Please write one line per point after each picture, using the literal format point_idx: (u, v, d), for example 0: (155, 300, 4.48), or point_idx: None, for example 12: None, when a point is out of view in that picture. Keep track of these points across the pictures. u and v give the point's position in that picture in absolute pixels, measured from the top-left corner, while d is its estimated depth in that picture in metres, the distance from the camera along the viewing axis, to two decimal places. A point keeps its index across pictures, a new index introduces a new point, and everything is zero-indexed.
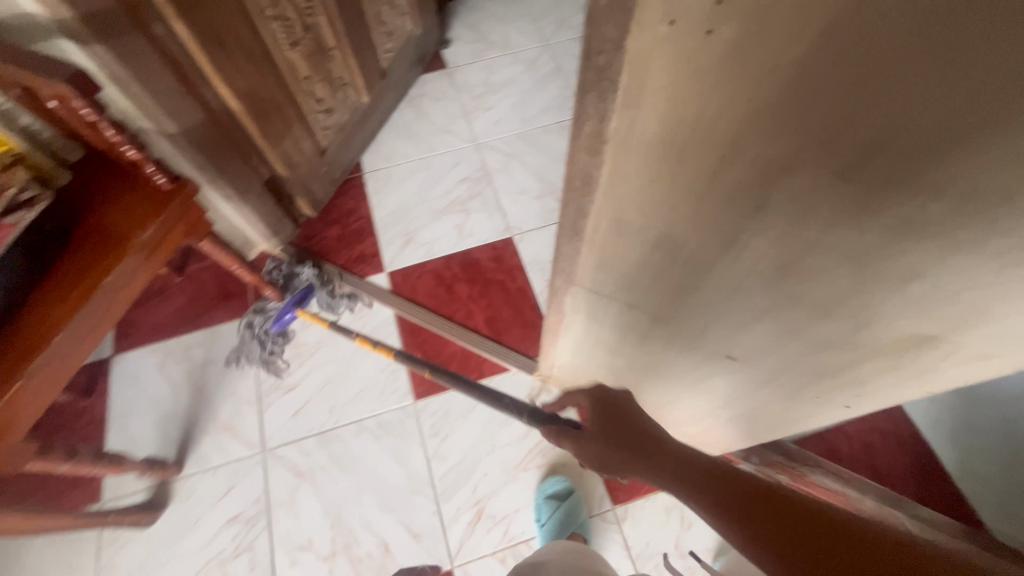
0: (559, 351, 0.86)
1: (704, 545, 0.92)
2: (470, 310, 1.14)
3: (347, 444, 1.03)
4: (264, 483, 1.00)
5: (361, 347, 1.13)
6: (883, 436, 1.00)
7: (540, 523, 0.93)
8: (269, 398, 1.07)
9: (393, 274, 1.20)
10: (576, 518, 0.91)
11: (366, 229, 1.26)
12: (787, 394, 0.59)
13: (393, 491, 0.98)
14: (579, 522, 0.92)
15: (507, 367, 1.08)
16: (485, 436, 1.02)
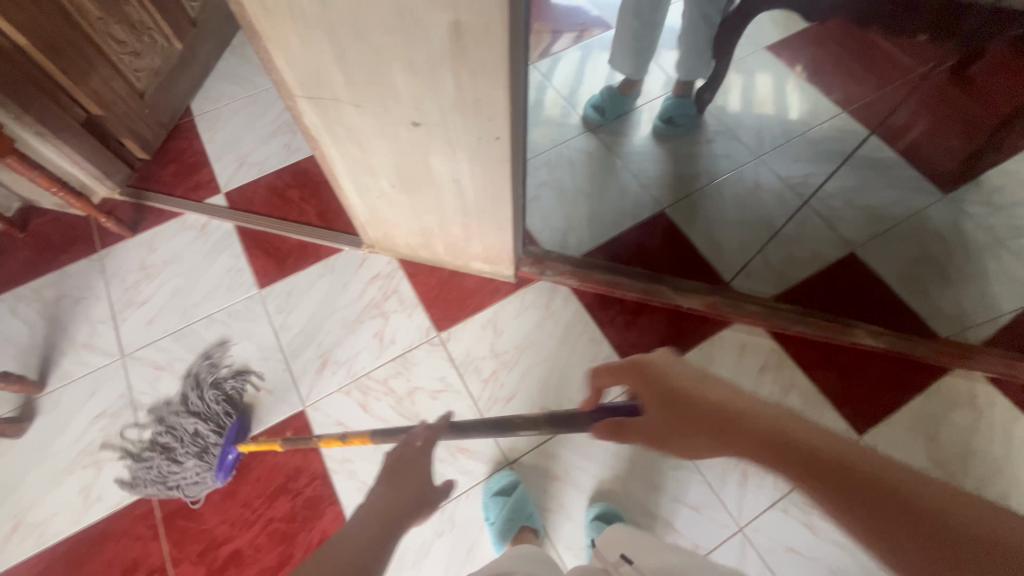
0: (352, 200, 1.01)
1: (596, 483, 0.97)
2: (303, 209, 1.27)
3: (200, 335, 1.14)
4: (127, 381, 1.09)
5: (205, 257, 1.23)
6: (654, 238, 1.22)
7: (490, 521, 0.92)
8: (123, 314, 1.17)
9: (229, 194, 1.31)
10: (526, 512, 0.91)
11: (200, 162, 1.36)
12: (471, 151, 0.76)
13: (246, 362, 1.10)
14: (528, 515, 0.92)
15: (339, 247, 1.22)
16: (324, 304, 1.16)
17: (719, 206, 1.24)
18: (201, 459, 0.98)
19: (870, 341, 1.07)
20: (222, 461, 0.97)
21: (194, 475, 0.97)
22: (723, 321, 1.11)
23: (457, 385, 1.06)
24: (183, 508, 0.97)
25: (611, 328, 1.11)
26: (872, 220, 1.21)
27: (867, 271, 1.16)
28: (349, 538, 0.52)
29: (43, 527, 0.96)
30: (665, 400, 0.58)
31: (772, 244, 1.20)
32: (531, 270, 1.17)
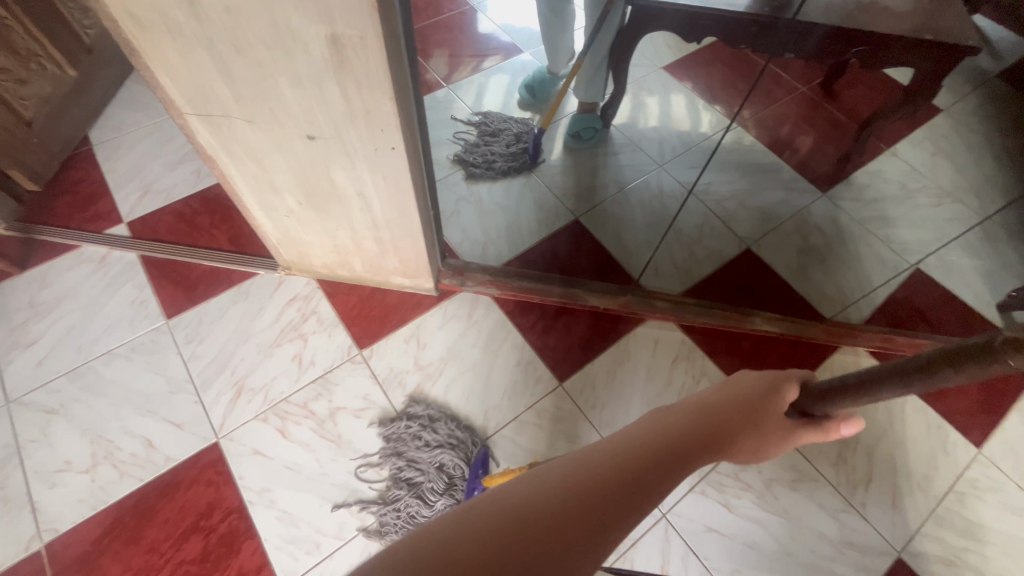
0: (260, 221, 0.99)
1: None
2: (214, 234, 1.24)
3: (99, 372, 1.06)
4: (12, 429, 1.00)
5: (105, 290, 1.16)
6: (569, 245, 1.27)
7: None
8: (8, 357, 1.07)
9: (132, 223, 1.25)
10: None
11: (99, 192, 1.29)
12: (369, 162, 0.78)
13: (152, 397, 1.04)
14: None
15: (254, 272, 1.19)
16: (239, 330, 1.12)
17: (627, 212, 1.32)
18: (450, 496, 0.96)
19: (766, 326, 1.17)
20: (467, 497, 0.96)
21: (406, 518, 0.94)
22: (637, 318, 1.17)
23: (382, 402, 1.05)
24: (79, 561, 0.89)
25: (532, 332, 1.14)
26: (762, 220, 1.33)
27: (762, 264, 1.27)
28: (525, 503, 0.37)
29: None
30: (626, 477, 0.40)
31: (678, 245, 1.28)
32: (452, 282, 1.19)
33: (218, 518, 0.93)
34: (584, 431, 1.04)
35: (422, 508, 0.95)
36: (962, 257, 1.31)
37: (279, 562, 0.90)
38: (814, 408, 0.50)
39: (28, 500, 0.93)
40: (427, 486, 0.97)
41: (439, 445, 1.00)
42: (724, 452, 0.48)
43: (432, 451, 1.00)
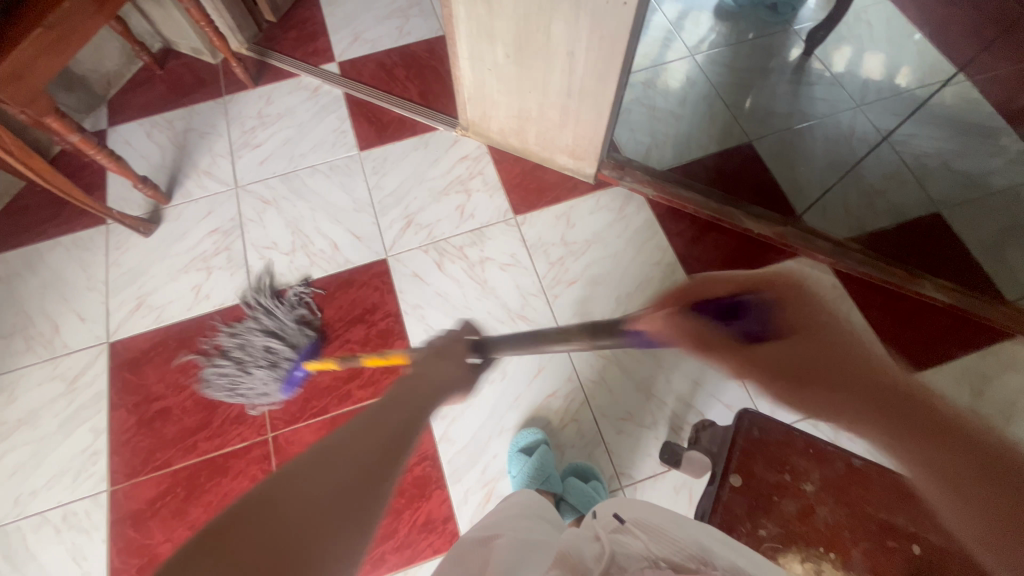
0: (462, 70, 1.08)
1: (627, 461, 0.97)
2: (407, 87, 1.36)
3: (304, 181, 1.26)
4: (237, 207, 1.23)
5: (315, 115, 1.35)
6: (736, 166, 1.24)
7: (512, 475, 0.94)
8: (240, 152, 1.30)
9: (343, 64, 1.41)
10: (543, 473, 0.91)
11: (320, 32, 1.46)
12: (594, 16, 0.82)
13: (340, 210, 1.22)
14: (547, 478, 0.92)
15: (435, 126, 1.31)
16: (415, 174, 1.26)
17: (806, 146, 1.25)
18: (272, 370, 1.03)
19: (934, 294, 1.07)
20: (291, 377, 1.04)
21: (232, 384, 1.03)
22: (790, 252, 1.13)
23: (526, 263, 1.14)
24: (276, 317, 1.11)
25: (679, 239, 1.15)
26: (964, 186, 1.19)
27: (949, 232, 1.15)
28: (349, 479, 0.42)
29: (159, 310, 1.13)
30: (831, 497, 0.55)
31: (855, 192, 1.20)
32: (611, 174, 1.22)
33: (379, 316, 1.10)
34: None
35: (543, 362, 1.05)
36: None
37: None
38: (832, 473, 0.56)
39: (245, 264, 1.17)
40: (259, 364, 1.04)
41: (278, 323, 1.08)
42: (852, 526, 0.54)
43: (266, 335, 1.06)
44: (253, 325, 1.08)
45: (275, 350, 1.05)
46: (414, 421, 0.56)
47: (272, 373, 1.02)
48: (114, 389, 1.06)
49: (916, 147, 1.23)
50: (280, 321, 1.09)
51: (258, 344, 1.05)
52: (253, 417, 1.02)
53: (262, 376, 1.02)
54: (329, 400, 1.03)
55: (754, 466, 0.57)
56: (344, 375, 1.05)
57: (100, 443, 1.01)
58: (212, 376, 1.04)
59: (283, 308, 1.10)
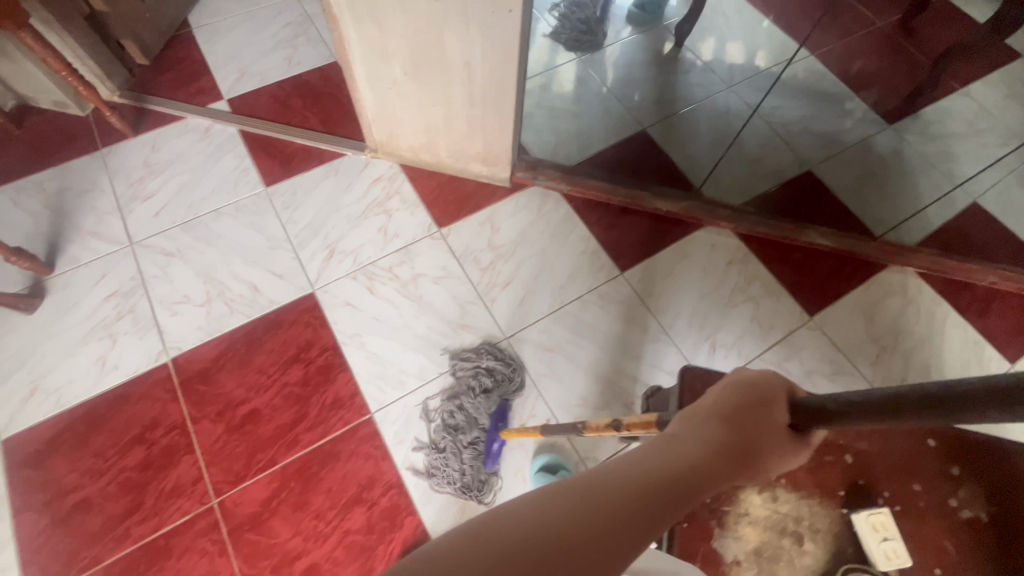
0: (362, 92, 1.08)
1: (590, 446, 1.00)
2: (306, 116, 1.32)
3: (209, 226, 1.18)
4: (136, 265, 1.13)
5: (211, 157, 1.27)
6: (637, 153, 1.33)
7: None
8: (130, 206, 1.20)
9: (232, 100, 1.35)
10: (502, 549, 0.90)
11: (201, 71, 1.39)
12: (483, 26, 0.85)
13: (255, 250, 1.16)
14: None
15: (342, 152, 1.28)
16: (329, 202, 1.23)
17: (694, 127, 1.37)
18: (474, 450, 0.98)
19: (821, 241, 1.21)
20: (492, 451, 0.98)
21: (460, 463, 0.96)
22: (697, 223, 1.23)
23: (458, 273, 1.15)
24: (202, 373, 1.03)
25: (598, 227, 1.22)
26: (826, 144, 1.36)
27: (822, 185, 1.30)
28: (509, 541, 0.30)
29: (60, 392, 1.00)
30: None
31: (741, 162, 1.33)
32: (525, 175, 1.26)
33: (316, 353, 1.06)
34: (641, 314, 1.12)
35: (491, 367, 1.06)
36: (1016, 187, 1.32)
37: (369, 393, 1.02)
38: None
39: (155, 324, 1.07)
40: (476, 436, 0.99)
41: (493, 380, 1.03)
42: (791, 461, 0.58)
43: (484, 395, 1.02)
44: (482, 367, 1.04)
45: (478, 420, 1.00)
46: (695, 465, 0.36)
47: (477, 450, 0.97)
48: (16, 491, 0.92)
49: (783, 116, 1.39)
50: (493, 375, 1.04)
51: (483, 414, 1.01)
52: (192, 487, 0.93)
53: (471, 457, 0.97)
54: (276, 450, 0.97)
55: None
56: (289, 420, 1.00)
57: (8, 556, 0.88)
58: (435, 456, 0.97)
59: (494, 362, 1.04)
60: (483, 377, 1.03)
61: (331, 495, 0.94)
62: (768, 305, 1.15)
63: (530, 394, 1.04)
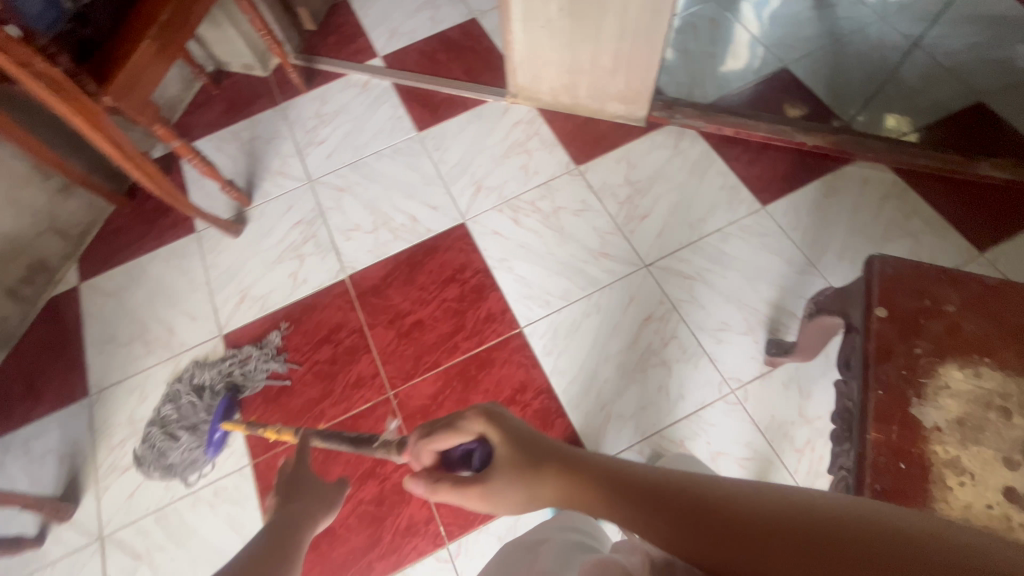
0: (514, 33, 1.15)
1: (738, 371, 1.01)
2: (451, 68, 1.44)
3: (372, 166, 1.33)
4: (315, 199, 1.31)
5: (370, 107, 1.43)
6: (777, 90, 1.30)
7: None
8: (307, 150, 1.38)
9: (386, 58, 1.49)
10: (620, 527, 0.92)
11: (358, 33, 1.55)
12: None
13: (413, 186, 1.29)
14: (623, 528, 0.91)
15: (484, 98, 1.38)
16: (474, 143, 1.33)
17: (841, 61, 1.30)
18: (193, 434, 1.05)
19: (995, 173, 1.11)
20: (211, 437, 1.03)
21: (180, 450, 1.03)
22: (846, 157, 1.18)
23: (596, 206, 1.21)
24: (373, 288, 1.18)
25: (738, 163, 1.21)
26: (1000, 73, 1.24)
27: (996, 117, 1.19)
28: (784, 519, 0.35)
29: (263, 299, 1.20)
30: (974, 318, 0.59)
31: (896, 95, 1.25)
32: (661, 114, 1.28)
33: (469, 274, 1.17)
34: (785, 246, 1.11)
35: (633, 292, 1.11)
36: None
37: (519, 311, 1.12)
38: (970, 306, 0.60)
39: (333, 247, 1.24)
40: (176, 425, 1.06)
41: (221, 375, 1.11)
42: (994, 345, 0.58)
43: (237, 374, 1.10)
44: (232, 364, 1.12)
45: (197, 408, 1.07)
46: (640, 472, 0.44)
47: (194, 437, 1.03)
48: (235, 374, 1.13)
49: (947, 46, 1.28)
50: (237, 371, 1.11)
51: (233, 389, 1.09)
52: (371, 380, 1.08)
53: (187, 440, 1.03)
54: (439, 354, 1.09)
55: (895, 297, 0.61)
56: (448, 330, 1.12)
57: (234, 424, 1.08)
58: (167, 445, 1.04)
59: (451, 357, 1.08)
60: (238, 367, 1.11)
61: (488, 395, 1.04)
62: (930, 239, 1.08)
63: (671, 318, 1.07)
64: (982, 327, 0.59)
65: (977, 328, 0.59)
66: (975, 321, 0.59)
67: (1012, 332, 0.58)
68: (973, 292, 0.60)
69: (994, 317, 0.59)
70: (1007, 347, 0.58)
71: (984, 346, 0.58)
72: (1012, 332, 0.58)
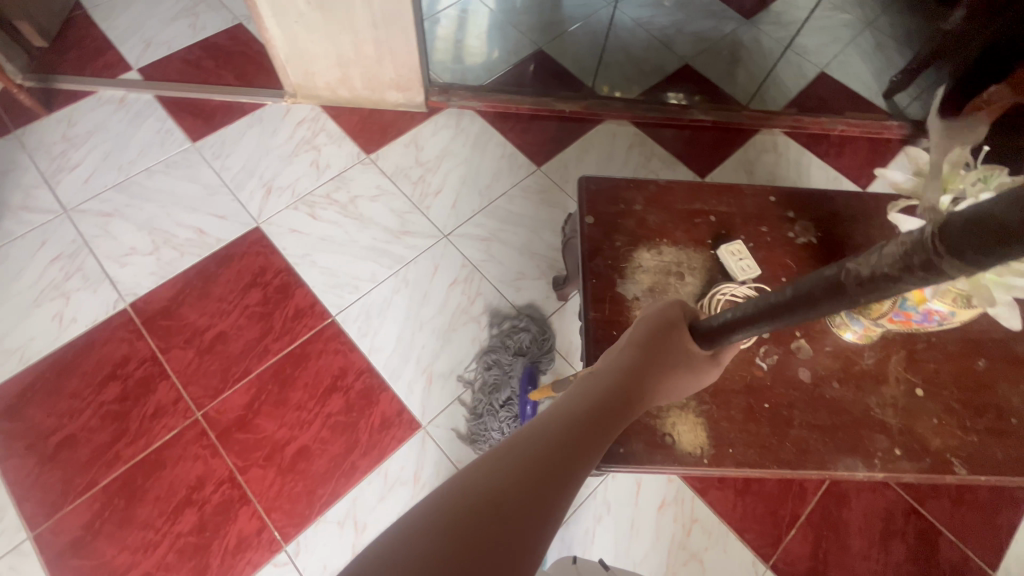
0: (270, 30, 1.15)
1: (538, 312, 1.14)
2: (220, 74, 1.38)
3: (142, 184, 1.22)
4: (76, 229, 1.16)
5: (132, 122, 1.30)
6: (536, 68, 1.47)
7: None
8: (57, 178, 1.22)
9: (142, 70, 1.37)
10: None
11: (105, 46, 1.40)
12: None
13: (195, 198, 1.21)
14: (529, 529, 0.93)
15: (263, 101, 1.35)
16: (259, 146, 1.29)
17: (583, 40, 1.53)
18: (507, 411, 1.01)
19: (702, 116, 1.40)
20: (523, 411, 1.01)
21: (508, 423, 1.00)
22: (597, 119, 1.39)
23: (392, 190, 1.25)
24: (164, 310, 1.08)
25: (512, 133, 1.35)
26: (697, 40, 1.56)
27: (698, 74, 1.50)
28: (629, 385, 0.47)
29: (21, 350, 1.03)
30: (655, 212, 0.75)
31: (628, 64, 1.50)
32: (439, 99, 1.37)
33: (271, 276, 1.13)
34: (560, 198, 1.27)
35: (437, 261, 1.17)
36: (851, 53, 1.57)
37: (329, 301, 1.11)
38: (651, 204, 0.76)
39: (106, 277, 1.11)
40: (501, 407, 1.01)
41: (508, 353, 1.06)
42: (669, 229, 0.74)
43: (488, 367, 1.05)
44: (496, 344, 1.07)
45: (507, 386, 1.03)
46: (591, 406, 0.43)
47: (511, 413, 1.01)
48: None
49: (657, 22, 1.57)
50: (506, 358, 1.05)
51: (489, 386, 1.03)
52: (174, 405, 1.00)
53: (507, 419, 1.00)
54: (249, 361, 1.05)
55: (598, 206, 0.75)
56: (256, 335, 1.07)
57: (1, 498, 0.91)
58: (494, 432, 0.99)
59: (498, 348, 1.07)
60: (508, 343, 1.07)
61: (309, 388, 1.03)
62: (667, 175, 1.32)
63: (475, 278, 1.16)
64: (660, 217, 0.75)
65: (656, 219, 0.75)
66: (655, 214, 0.75)
67: (680, 217, 0.75)
68: (651, 193, 0.77)
69: (668, 208, 0.76)
70: (677, 228, 0.74)
71: (663, 231, 0.74)
72: (680, 217, 0.75)
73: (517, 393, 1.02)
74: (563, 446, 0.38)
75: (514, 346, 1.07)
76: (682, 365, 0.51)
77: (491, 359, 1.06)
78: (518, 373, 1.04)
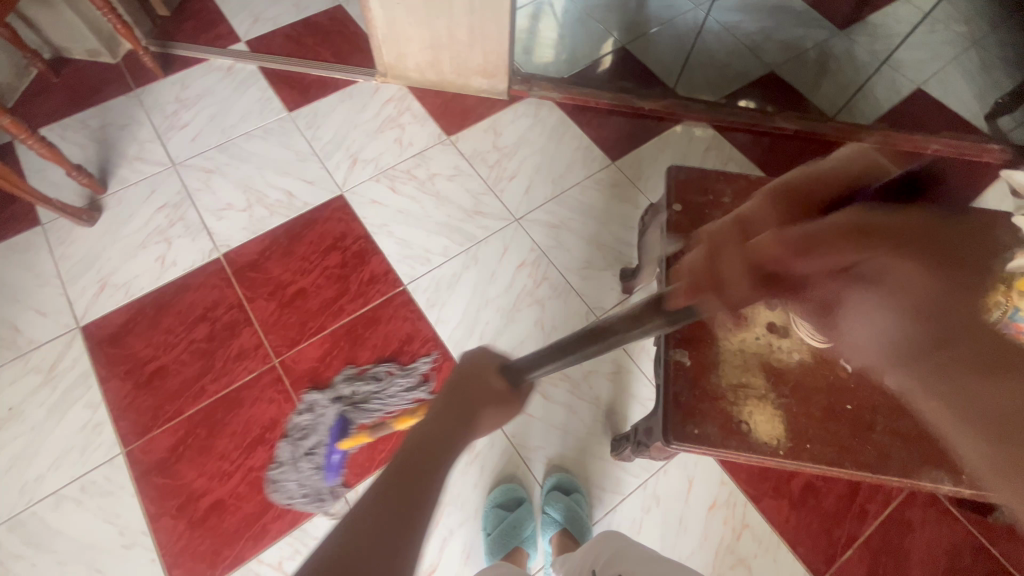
0: (373, 11, 1.22)
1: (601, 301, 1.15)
2: (318, 51, 1.46)
3: (241, 146, 1.32)
4: (181, 182, 1.26)
5: (236, 89, 1.40)
6: (618, 65, 1.48)
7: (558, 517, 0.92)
8: (168, 135, 1.33)
9: (249, 42, 1.48)
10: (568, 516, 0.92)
11: (218, 19, 1.52)
12: None
13: (287, 163, 1.29)
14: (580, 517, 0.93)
15: (355, 79, 1.42)
16: (348, 120, 1.36)
17: (668, 41, 1.52)
18: (313, 461, 0.98)
19: (786, 124, 1.37)
20: (331, 464, 0.97)
21: (314, 473, 0.96)
22: (676, 118, 1.39)
23: (468, 171, 1.30)
24: (252, 263, 1.16)
25: (589, 127, 1.37)
26: (785, 48, 1.53)
27: (784, 82, 1.47)
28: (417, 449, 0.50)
29: (127, 286, 1.13)
30: (744, 205, 0.75)
31: (711, 67, 1.49)
32: (521, 88, 1.40)
33: (350, 241, 1.20)
34: (632, 193, 1.27)
35: (506, 243, 1.20)
36: (952, 72, 1.49)
37: (401, 270, 1.17)
38: (740, 196, 0.76)
39: (204, 227, 1.21)
40: (305, 457, 0.98)
41: (371, 392, 1.04)
42: None
43: (377, 402, 1.03)
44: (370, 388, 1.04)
45: (314, 436, 1.00)
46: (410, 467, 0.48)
47: (314, 465, 0.97)
48: (100, 364, 1.05)
49: (745, 28, 1.55)
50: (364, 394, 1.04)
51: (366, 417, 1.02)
52: (255, 350, 1.07)
53: (308, 470, 0.96)
54: (324, 318, 1.11)
55: (686, 195, 0.76)
56: (332, 295, 1.13)
57: (101, 414, 1.01)
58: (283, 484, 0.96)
59: (366, 381, 1.05)
60: (396, 378, 1.05)
61: (377, 349, 1.08)
62: None
63: (542, 262, 1.18)
64: None
65: None
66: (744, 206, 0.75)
67: None
68: (742, 186, 0.76)
69: None
70: None
71: None
72: None
73: (325, 441, 0.99)
74: (387, 508, 0.45)
75: (366, 394, 1.04)
76: (485, 400, 0.56)
77: (364, 394, 1.04)
78: (335, 422, 1.01)
